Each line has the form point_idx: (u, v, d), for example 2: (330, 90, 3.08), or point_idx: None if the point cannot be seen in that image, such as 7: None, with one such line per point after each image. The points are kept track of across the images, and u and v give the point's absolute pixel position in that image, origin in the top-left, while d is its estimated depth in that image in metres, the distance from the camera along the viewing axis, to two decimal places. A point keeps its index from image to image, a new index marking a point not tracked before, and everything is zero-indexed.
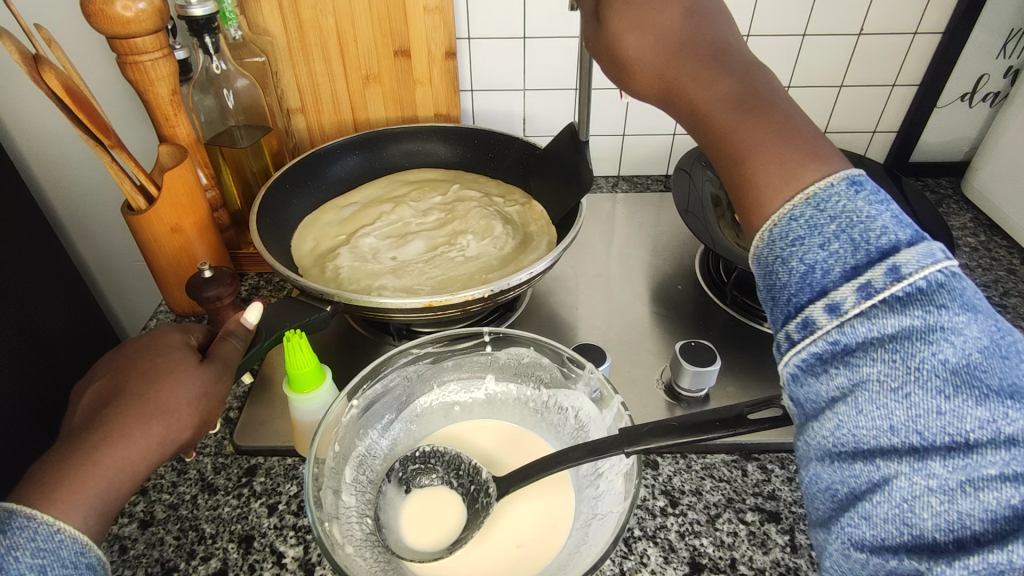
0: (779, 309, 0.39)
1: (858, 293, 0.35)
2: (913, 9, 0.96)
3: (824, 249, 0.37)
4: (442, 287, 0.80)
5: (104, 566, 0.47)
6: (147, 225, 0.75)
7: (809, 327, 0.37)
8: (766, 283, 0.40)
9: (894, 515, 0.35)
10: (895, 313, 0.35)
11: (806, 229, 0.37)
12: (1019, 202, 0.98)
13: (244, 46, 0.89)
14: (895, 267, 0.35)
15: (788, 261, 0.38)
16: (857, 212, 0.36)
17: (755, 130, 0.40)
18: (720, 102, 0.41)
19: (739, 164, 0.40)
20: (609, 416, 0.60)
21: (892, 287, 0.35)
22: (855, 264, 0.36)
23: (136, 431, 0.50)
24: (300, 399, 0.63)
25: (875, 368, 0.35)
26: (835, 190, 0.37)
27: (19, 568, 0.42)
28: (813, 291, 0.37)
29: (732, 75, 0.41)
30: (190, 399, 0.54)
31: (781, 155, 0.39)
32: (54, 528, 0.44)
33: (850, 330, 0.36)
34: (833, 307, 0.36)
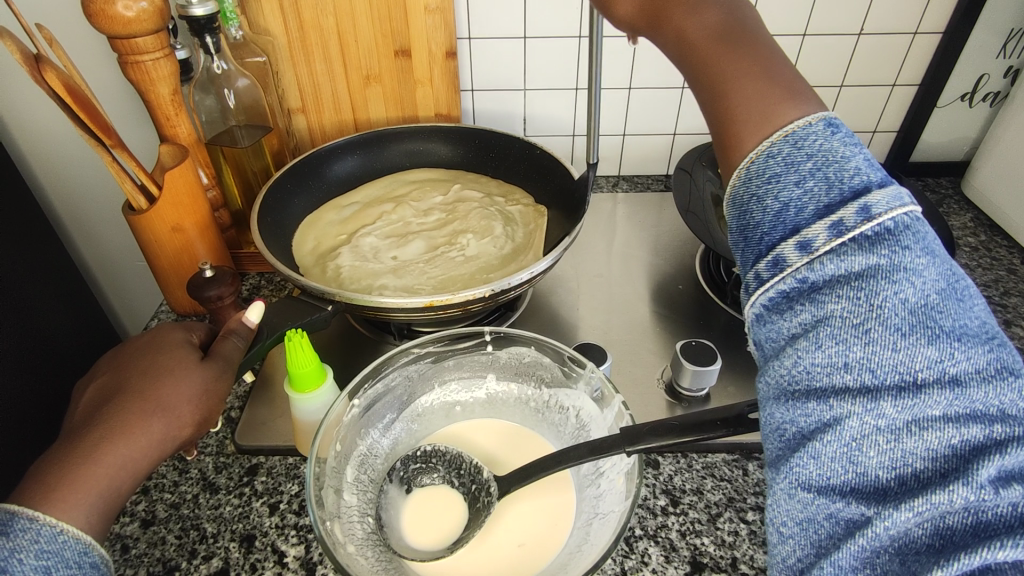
0: (750, 250, 0.40)
1: (830, 232, 0.36)
2: (914, 9, 0.96)
3: (798, 186, 0.38)
4: (442, 287, 0.80)
5: (107, 565, 0.47)
6: (147, 225, 0.75)
7: (779, 266, 0.38)
8: (739, 225, 0.41)
9: (841, 454, 0.35)
10: (864, 252, 0.35)
11: (783, 166, 0.39)
12: (1019, 202, 0.98)
13: (245, 46, 0.88)
14: (867, 206, 0.36)
15: (764, 199, 0.39)
16: (832, 152, 0.38)
17: (736, 60, 0.41)
18: (704, 31, 0.42)
19: (718, 92, 0.41)
20: (610, 416, 0.60)
21: (862, 225, 0.36)
22: (829, 203, 0.37)
23: (138, 430, 0.50)
24: (301, 399, 0.63)
25: (839, 304, 0.35)
26: (813, 129, 0.38)
27: (23, 569, 0.42)
28: (787, 229, 0.38)
29: (719, 6, 0.43)
30: (191, 396, 0.54)
31: (761, 88, 0.40)
32: (57, 529, 0.44)
33: (819, 267, 0.36)
34: (805, 244, 0.37)
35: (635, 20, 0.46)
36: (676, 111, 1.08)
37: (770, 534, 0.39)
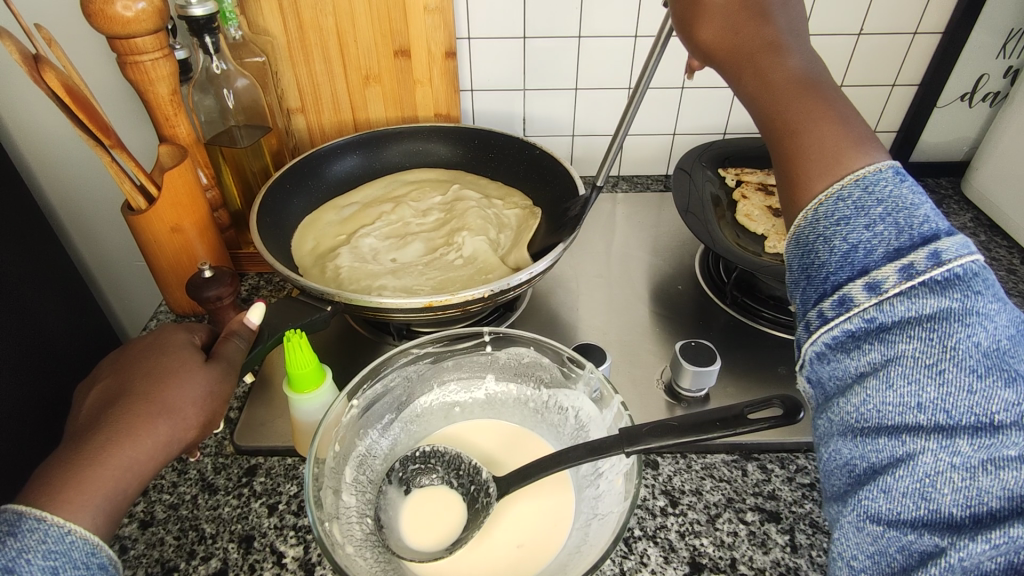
0: (812, 288, 0.41)
1: (900, 274, 0.37)
2: (913, 9, 0.96)
3: (868, 229, 0.38)
4: (442, 287, 0.80)
5: (116, 566, 0.47)
6: (147, 225, 0.75)
7: (845, 305, 0.39)
8: (802, 264, 0.41)
9: (914, 489, 0.36)
10: (935, 295, 0.36)
11: (852, 209, 0.39)
12: (1019, 202, 0.98)
13: (244, 46, 0.88)
14: (936, 252, 0.37)
15: (831, 239, 0.40)
16: (902, 199, 0.38)
17: (813, 108, 0.42)
18: (785, 78, 0.44)
19: (789, 128, 0.43)
20: (609, 416, 0.60)
21: (932, 270, 0.36)
22: (898, 246, 0.38)
23: (143, 431, 0.50)
24: (301, 399, 0.63)
25: (911, 345, 0.37)
26: (883, 176, 0.39)
27: (31, 569, 0.42)
28: (854, 270, 0.39)
29: (799, 61, 0.44)
30: (196, 399, 0.55)
31: (833, 136, 0.41)
32: (64, 529, 0.44)
33: (889, 308, 0.37)
34: (873, 286, 0.38)
35: (714, 51, 0.47)
36: (676, 111, 1.08)
37: (836, 566, 0.41)
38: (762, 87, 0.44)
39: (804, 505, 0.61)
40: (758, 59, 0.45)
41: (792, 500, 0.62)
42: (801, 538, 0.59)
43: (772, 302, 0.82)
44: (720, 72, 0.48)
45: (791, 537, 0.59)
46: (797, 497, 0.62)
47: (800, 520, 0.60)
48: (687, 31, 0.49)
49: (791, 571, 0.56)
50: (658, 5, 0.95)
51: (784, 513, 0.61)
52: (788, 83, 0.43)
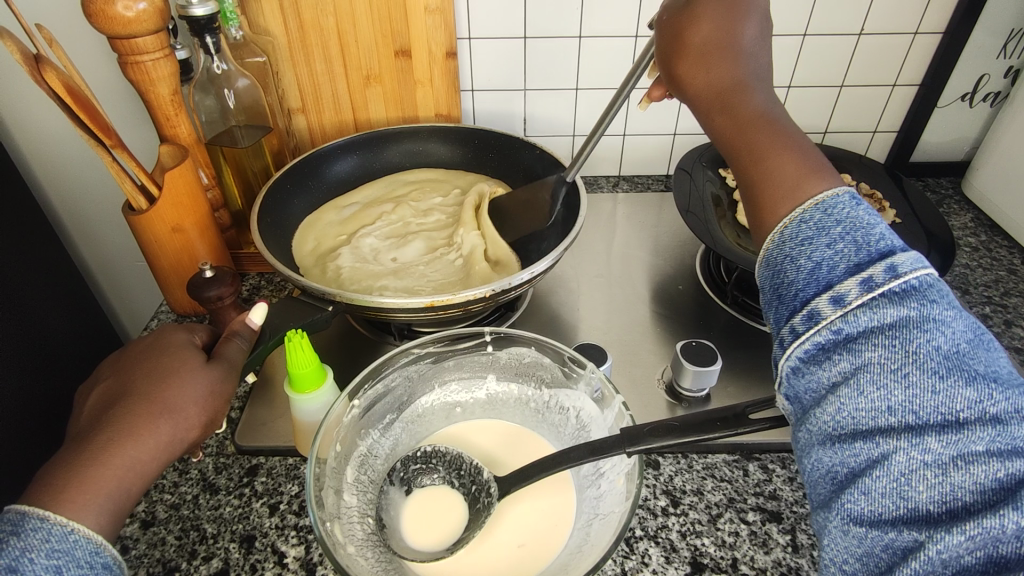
0: (784, 306, 0.42)
1: (861, 287, 0.38)
2: (914, 9, 0.96)
3: (830, 247, 0.39)
4: (442, 288, 0.80)
5: (119, 566, 0.46)
6: (148, 225, 0.75)
7: (813, 319, 0.39)
8: (773, 283, 0.42)
9: (891, 489, 0.36)
10: (894, 304, 0.37)
11: (815, 230, 0.40)
12: (1020, 202, 0.98)
13: (245, 46, 0.88)
14: (892, 265, 0.37)
15: (797, 259, 0.41)
16: (857, 220, 0.40)
17: (776, 140, 0.44)
18: (753, 110, 0.46)
19: (754, 156, 0.44)
20: (610, 417, 0.60)
21: (889, 282, 0.37)
22: (858, 262, 0.39)
23: (145, 431, 0.51)
24: (301, 399, 0.63)
25: (874, 352, 0.37)
26: (839, 201, 0.41)
27: (34, 569, 0.42)
28: (819, 286, 0.40)
29: (765, 94, 0.47)
30: (199, 399, 0.55)
31: (796, 164, 0.43)
32: (68, 528, 0.44)
33: (853, 319, 0.38)
34: (838, 299, 0.38)
35: (687, 81, 0.49)
36: (676, 111, 1.08)
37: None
38: (731, 124, 0.46)
39: (805, 505, 0.61)
40: (729, 97, 0.47)
41: (793, 500, 0.62)
42: (802, 538, 0.59)
43: None
44: (694, 109, 0.50)
45: (792, 537, 0.59)
46: (798, 497, 0.62)
47: (800, 520, 0.60)
48: (668, 67, 0.51)
49: (792, 571, 0.56)
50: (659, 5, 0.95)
51: (785, 513, 0.61)
52: (754, 124, 0.45)
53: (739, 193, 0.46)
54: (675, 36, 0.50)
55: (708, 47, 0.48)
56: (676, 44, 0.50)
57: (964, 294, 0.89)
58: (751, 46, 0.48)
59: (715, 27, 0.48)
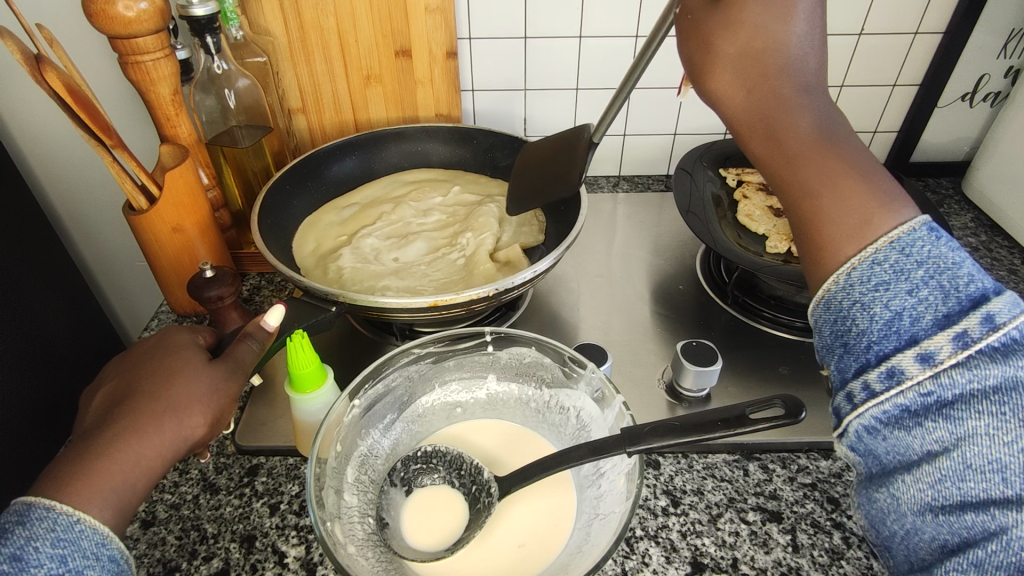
0: (853, 357, 0.42)
1: (954, 343, 0.38)
2: (914, 9, 0.96)
3: (911, 295, 0.40)
4: (444, 288, 0.80)
5: (127, 560, 0.47)
6: (147, 224, 0.75)
7: (894, 377, 0.40)
8: (839, 331, 0.43)
9: (1011, 563, 0.37)
10: (996, 363, 0.37)
11: (892, 273, 0.40)
12: (1019, 202, 0.98)
13: (245, 46, 0.88)
14: (989, 316, 0.38)
15: (870, 307, 0.41)
16: (942, 259, 0.40)
17: (831, 170, 0.43)
18: (802, 137, 0.45)
19: (805, 191, 0.44)
20: (611, 416, 0.60)
21: (986, 336, 0.38)
22: (948, 312, 0.39)
23: (149, 428, 0.51)
24: (302, 399, 0.63)
25: (980, 420, 0.38)
26: (917, 236, 0.41)
27: (39, 558, 0.43)
28: (902, 340, 0.40)
29: (814, 114, 0.45)
30: (207, 398, 0.55)
31: (853, 197, 0.43)
32: (74, 518, 0.45)
33: (947, 380, 0.38)
34: (926, 356, 0.39)
35: (734, 105, 0.48)
36: (676, 111, 1.08)
37: None
38: (774, 148, 0.46)
39: (805, 505, 0.61)
40: (773, 117, 0.46)
41: (793, 500, 0.62)
42: (802, 538, 0.59)
43: (772, 302, 0.82)
44: (732, 124, 0.49)
45: (793, 537, 0.59)
46: (798, 497, 0.62)
47: (801, 520, 0.60)
48: (701, 76, 0.50)
49: (793, 570, 0.56)
50: (658, 5, 0.95)
51: (785, 513, 0.61)
52: (803, 147, 0.44)
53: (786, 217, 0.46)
54: (706, 46, 0.48)
55: (746, 59, 0.46)
56: (708, 54, 0.48)
57: None
58: (798, 50, 0.46)
59: (755, 33, 0.46)
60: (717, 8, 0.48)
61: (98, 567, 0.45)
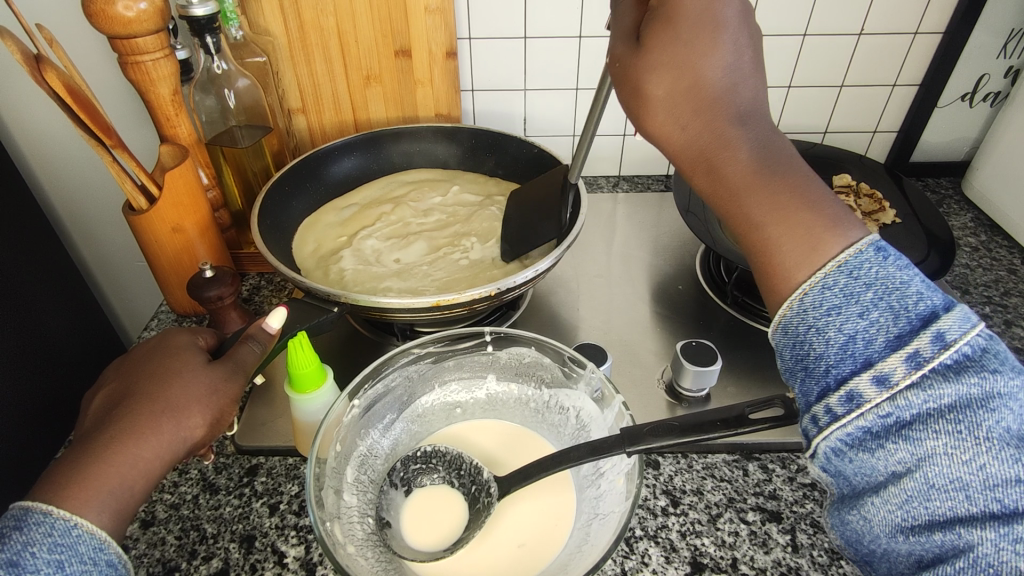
0: (813, 381, 0.43)
1: (907, 364, 0.39)
2: (915, 9, 0.96)
3: (863, 317, 0.40)
4: (445, 288, 0.80)
5: (125, 564, 0.47)
6: (147, 225, 0.75)
7: (853, 401, 0.41)
8: (797, 354, 0.43)
9: None
10: (950, 382, 0.38)
11: (842, 297, 0.41)
12: (1019, 202, 0.98)
13: (245, 46, 0.89)
14: (939, 335, 0.39)
15: (824, 331, 0.42)
16: (889, 279, 0.40)
17: (774, 199, 0.44)
18: (741, 167, 0.45)
19: (753, 223, 0.44)
20: (610, 416, 0.60)
21: (938, 355, 0.39)
22: (899, 333, 0.40)
23: (148, 430, 0.50)
24: (302, 399, 0.63)
25: (937, 440, 0.39)
26: (865, 257, 0.41)
27: (36, 563, 0.43)
28: (857, 363, 0.41)
29: (750, 142, 0.45)
30: (207, 397, 0.55)
31: (797, 224, 0.43)
32: (71, 523, 0.45)
33: (903, 402, 0.39)
34: (881, 379, 0.40)
35: (671, 140, 0.47)
36: None
37: None
38: (718, 184, 0.45)
39: (805, 505, 0.61)
40: (711, 154, 0.45)
41: (793, 500, 0.62)
42: (802, 538, 0.59)
43: None
44: (671, 162, 0.48)
45: (792, 537, 0.59)
46: (798, 497, 0.62)
47: (800, 520, 0.60)
48: (634, 117, 0.49)
49: (792, 570, 0.56)
50: None
51: (785, 513, 0.61)
52: (744, 180, 0.44)
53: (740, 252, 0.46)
54: (635, 89, 0.47)
55: (676, 98, 0.46)
56: (637, 96, 0.48)
57: (964, 294, 0.89)
58: (726, 83, 0.46)
59: (679, 74, 0.46)
60: (638, 50, 0.47)
61: (95, 573, 0.45)
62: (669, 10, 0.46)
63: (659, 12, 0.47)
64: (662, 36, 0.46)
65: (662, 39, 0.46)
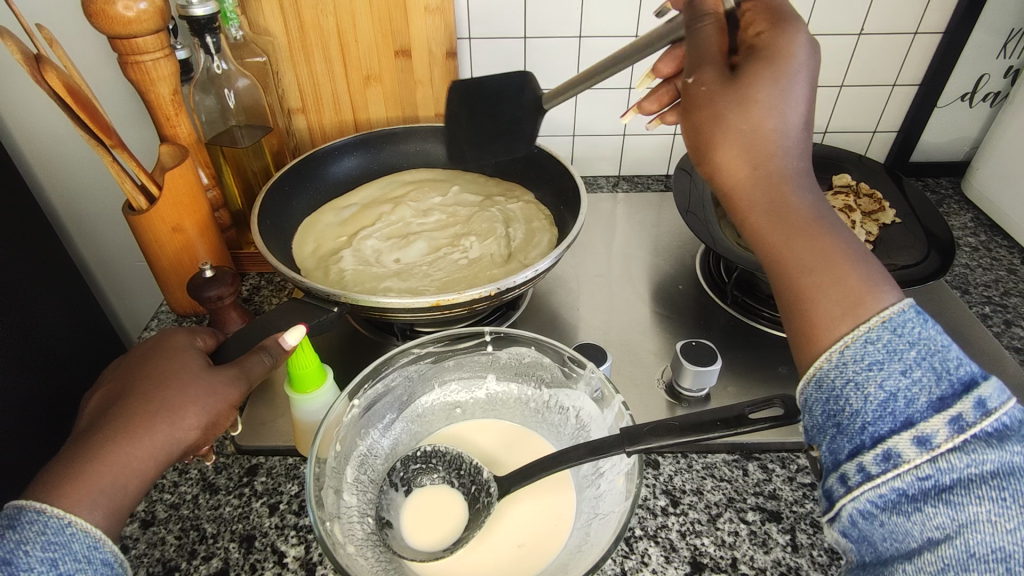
0: (845, 438, 0.40)
1: (950, 426, 0.37)
2: (915, 9, 0.96)
3: (905, 375, 0.38)
4: (445, 288, 0.80)
5: (121, 562, 0.47)
6: (147, 225, 0.75)
7: (890, 460, 0.38)
8: (830, 410, 0.41)
9: None
10: (993, 448, 0.36)
11: (884, 352, 0.39)
12: (1019, 202, 0.98)
13: (245, 46, 0.89)
14: (983, 399, 0.37)
15: (863, 385, 0.39)
16: (931, 341, 0.39)
17: (821, 254, 0.42)
18: (800, 217, 0.44)
19: (797, 274, 0.43)
20: (610, 416, 0.60)
21: (981, 421, 0.36)
22: (941, 394, 0.38)
23: (142, 430, 0.50)
24: (302, 399, 0.63)
25: (981, 506, 0.36)
26: (907, 316, 0.39)
27: (29, 562, 0.43)
28: (897, 422, 0.38)
29: (811, 197, 0.45)
30: (204, 397, 0.54)
31: (842, 283, 0.41)
32: (64, 521, 0.45)
33: (945, 464, 0.37)
34: (923, 440, 0.37)
35: (738, 179, 0.46)
36: None
37: None
38: (774, 226, 0.44)
39: (805, 505, 0.61)
40: (777, 195, 0.44)
41: (793, 500, 0.62)
42: (801, 538, 0.59)
43: (772, 302, 0.82)
44: (728, 199, 0.47)
45: (792, 536, 0.59)
46: (798, 497, 0.62)
47: (800, 520, 0.60)
48: (702, 145, 0.47)
49: (792, 570, 0.56)
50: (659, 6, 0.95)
51: (784, 513, 0.61)
52: (802, 228, 0.43)
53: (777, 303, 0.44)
54: (714, 117, 0.46)
55: (754, 134, 0.45)
56: (715, 121, 0.46)
57: (964, 294, 0.89)
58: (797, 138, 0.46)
59: (765, 112, 0.45)
60: (727, 84, 0.46)
61: (89, 571, 0.44)
62: (771, 54, 0.47)
63: (761, 54, 0.48)
64: (758, 80, 0.46)
65: (757, 83, 0.46)
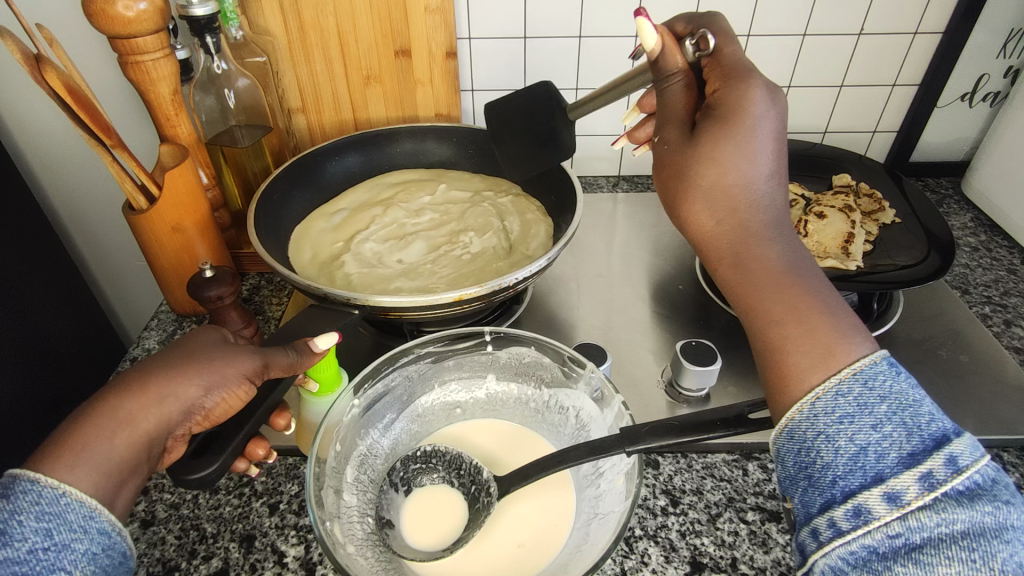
0: (817, 492, 0.42)
1: (920, 483, 0.38)
2: (915, 9, 0.96)
3: (876, 430, 0.40)
4: (456, 283, 0.81)
5: (119, 529, 0.46)
6: (147, 224, 0.75)
7: (861, 516, 0.40)
8: (802, 463, 0.42)
9: None
10: (963, 507, 0.37)
11: (856, 406, 0.41)
12: (1019, 201, 0.98)
13: (244, 46, 0.89)
14: (952, 458, 0.38)
15: (835, 439, 0.41)
16: (903, 397, 0.41)
17: (788, 310, 0.44)
18: (769, 269, 0.46)
19: (768, 328, 0.45)
20: (610, 416, 0.60)
21: (951, 479, 0.38)
22: (912, 451, 0.39)
23: (141, 386, 0.49)
24: (313, 400, 0.67)
25: (950, 567, 0.37)
26: (879, 369, 0.41)
27: (23, 533, 0.42)
28: (867, 477, 0.40)
29: (779, 249, 0.47)
30: (220, 365, 0.51)
31: (807, 337, 0.43)
32: (59, 491, 0.44)
33: (915, 522, 0.38)
34: (893, 496, 0.39)
35: (709, 232, 0.49)
36: None
37: None
38: (743, 280, 0.46)
39: None
40: (740, 246, 0.47)
41: None
42: None
43: None
44: (703, 252, 0.50)
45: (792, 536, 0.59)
46: None
47: None
48: (673, 199, 0.51)
49: (792, 570, 0.56)
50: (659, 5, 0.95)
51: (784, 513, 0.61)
52: (770, 280, 0.45)
53: (751, 345, 0.47)
54: (680, 174, 0.50)
55: (714, 189, 0.48)
56: (680, 178, 0.50)
57: (964, 294, 0.89)
58: (763, 190, 0.48)
59: (730, 166, 0.48)
60: (687, 141, 0.50)
61: (86, 540, 0.44)
62: (730, 111, 0.49)
63: (716, 113, 0.50)
64: (715, 134, 0.49)
65: (714, 138, 0.48)
